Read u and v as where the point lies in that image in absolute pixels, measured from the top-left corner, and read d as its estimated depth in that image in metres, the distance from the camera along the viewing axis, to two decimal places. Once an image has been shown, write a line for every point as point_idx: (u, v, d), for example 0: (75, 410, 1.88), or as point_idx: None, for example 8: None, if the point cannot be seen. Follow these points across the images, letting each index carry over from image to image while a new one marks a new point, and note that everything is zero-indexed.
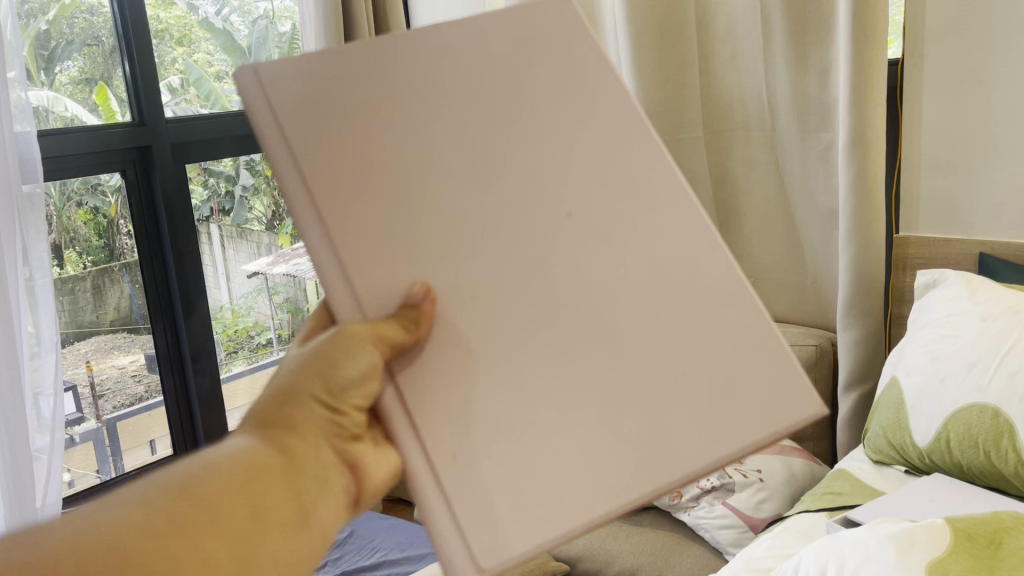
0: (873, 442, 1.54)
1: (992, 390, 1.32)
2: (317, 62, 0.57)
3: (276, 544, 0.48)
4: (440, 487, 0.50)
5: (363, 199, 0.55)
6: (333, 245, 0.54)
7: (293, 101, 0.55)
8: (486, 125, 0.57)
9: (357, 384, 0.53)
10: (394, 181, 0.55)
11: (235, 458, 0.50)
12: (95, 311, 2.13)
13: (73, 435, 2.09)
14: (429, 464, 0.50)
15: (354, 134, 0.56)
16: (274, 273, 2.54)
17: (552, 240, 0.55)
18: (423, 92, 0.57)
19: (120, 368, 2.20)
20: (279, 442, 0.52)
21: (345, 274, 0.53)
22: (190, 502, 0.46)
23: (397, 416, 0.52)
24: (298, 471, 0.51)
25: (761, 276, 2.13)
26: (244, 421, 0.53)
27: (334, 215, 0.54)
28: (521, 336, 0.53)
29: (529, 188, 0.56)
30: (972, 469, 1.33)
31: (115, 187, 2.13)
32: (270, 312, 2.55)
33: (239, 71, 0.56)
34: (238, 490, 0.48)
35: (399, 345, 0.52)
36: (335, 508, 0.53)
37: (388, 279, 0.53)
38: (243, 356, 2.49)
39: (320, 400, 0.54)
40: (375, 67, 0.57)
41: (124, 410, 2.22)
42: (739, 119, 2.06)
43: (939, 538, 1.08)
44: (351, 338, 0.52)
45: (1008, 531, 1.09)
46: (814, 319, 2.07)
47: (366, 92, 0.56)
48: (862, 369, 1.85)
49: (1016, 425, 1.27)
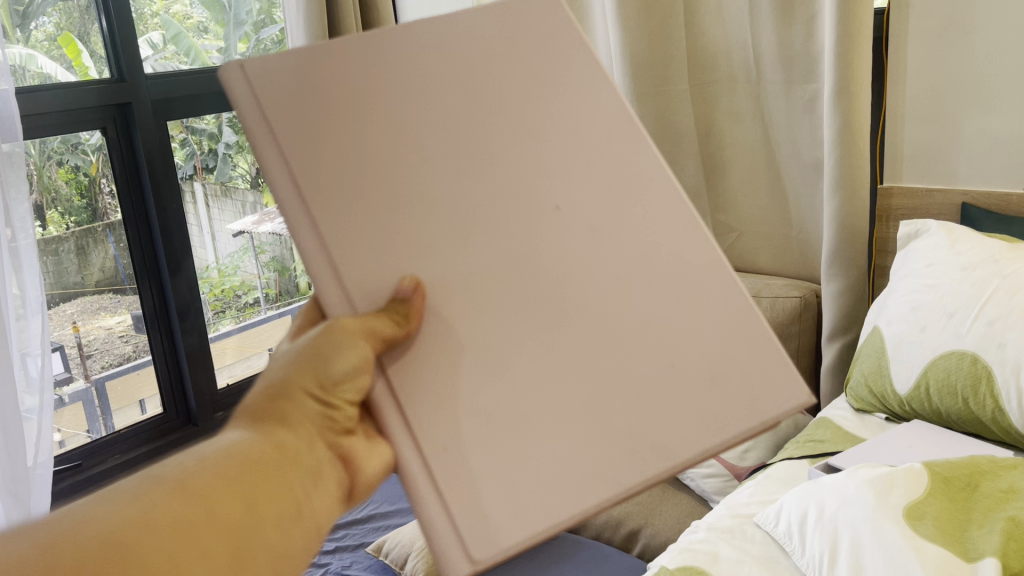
0: (855, 390, 1.56)
1: (970, 337, 1.34)
2: (307, 62, 0.59)
3: (270, 533, 0.51)
4: (429, 473, 0.53)
5: (349, 192, 0.57)
6: (323, 239, 0.56)
7: (281, 99, 0.58)
8: (478, 119, 0.61)
9: (349, 378, 0.56)
10: (386, 170, 0.58)
11: (232, 450, 0.53)
12: (81, 272, 2.12)
13: (62, 395, 2.10)
14: (420, 453, 0.53)
15: (343, 122, 0.58)
16: (260, 232, 2.53)
17: (541, 230, 0.59)
18: (415, 91, 0.60)
19: (107, 329, 2.20)
20: (274, 434, 0.55)
21: (337, 271, 0.56)
22: (188, 495, 0.49)
23: (388, 408, 0.55)
24: (292, 462, 0.54)
25: (745, 229, 2.14)
26: (238, 415, 0.57)
27: (323, 207, 0.57)
28: (513, 318, 0.57)
29: (519, 178, 0.60)
30: (950, 415, 1.37)
31: (95, 146, 2.11)
32: (257, 271, 2.54)
33: (227, 70, 0.58)
34: (229, 479, 0.51)
35: (390, 338, 0.55)
36: (327, 497, 0.57)
37: (378, 270, 0.56)
38: (230, 315, 2.49)
39: (312, 394, 0.58)
40: (367, 66, 0.60)
41: (113, 370, 2.23)
42: (724, 70, 2.04)
43: (916, 482, 1.11)
44: (342, 333, 0.55)
45: (983, 474, 1.13)
46: (798, 271, 2.09)
47: (353, 76, 0.59)
48: (844, 319, 1.87)
49: (994, 372, 1.30)
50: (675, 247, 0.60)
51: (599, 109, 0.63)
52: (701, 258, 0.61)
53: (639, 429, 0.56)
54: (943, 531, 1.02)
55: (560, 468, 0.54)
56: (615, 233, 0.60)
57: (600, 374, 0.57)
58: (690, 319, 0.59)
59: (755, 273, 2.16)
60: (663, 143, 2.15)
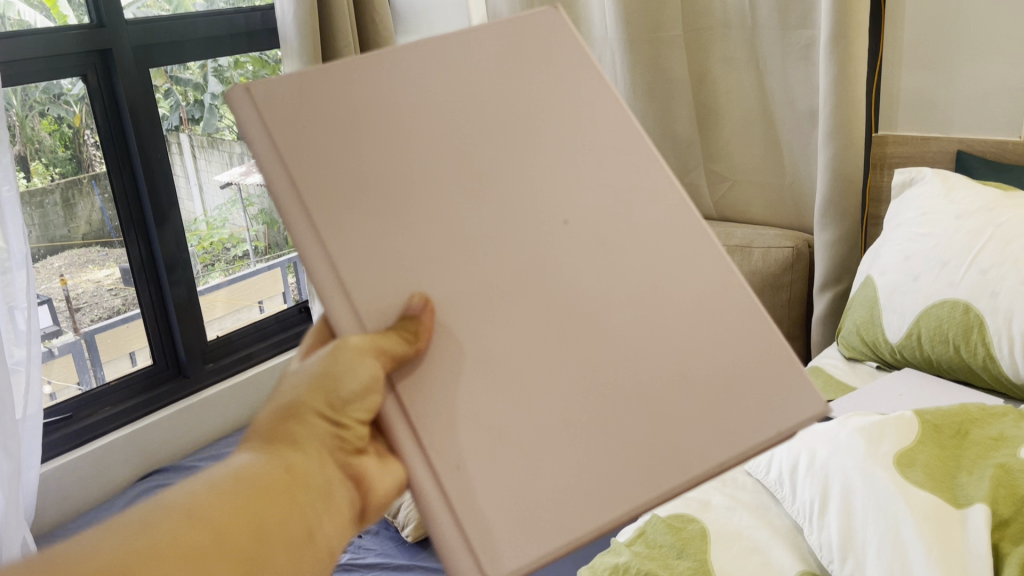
0: (846, 339, 1.56)
1: (963, 286, 1.34)
2: (308, 85, 0.63)
3: (279, 558, 0.53)
4: (439, 486, 0.56)
5: (353, 210, 0.61)
6: (329, 253, 0.60)
7: (285, 120, 0.62)
8: (482, 137, 0.65)
9: (359, 397, 0.58)
10: (385, 183, 0.62)
11: (242, 475, 0.55)
12: (67, 225, 2.09)
13: (51, 347, 2.08)
14: (430, 467, 0.57)
15: (349, 143, 0.62)
16: (247, 184, 2.50)
17: (539, 243, 0.64)
18: (416, 112, 0.64)
19: (95, 282, 2.17)
20: (284, 458, 0.57)
21: (343, 288, 0.60)
22: (196, 520, 0.50)
23: (398, 424, 0.58)
24: (303, 486, 0.56)
25: (738, 179, 2.12)
26: (250, 438, 0.58)
27: (327, 223, 0.60)
28: (504, 307, 0.61)
29: (524, 197, 0.65)
30: (941, 363, 1.37)
31: (78, 96, 2.07)
32: (245, 224, 2.52)
33: (231, 90, 0.61)
34: (240, 503, 0.53)
35: (399, 356, 0.58)
36: (340, 522, 0.58)
37: (385, 288, 0.60)
38: (220, 268, 2.46)
39: (322, 416, 0.59)
40: (372, 88, 0.64)
41: (103, 323, 2.20)
42: (719, 16, 2.00)
43: (907, 429, 1.11)
44: (353, 352, 0.58)
45: (974, 422, 1.14)
46: (790, 221, 2.08)
47: (355, 102, 0.64)
48: (837, 270, 1.86)
49: (986, 320, 1.30)
50: (662, 253, 0.65)
51: (595, 127, 0.68)
52: (695, 265, 0.66)
53: (630, 412, 0.60)
54: (932, 477, 1.03)
55: (558, 457, 0.58)
56: (606, 240, 0.65)
57: (601, 370, 0.61)
58: (678, 315, 0.64)
59: (748, 223, 2.15)
60: (656, 92, 2.13)
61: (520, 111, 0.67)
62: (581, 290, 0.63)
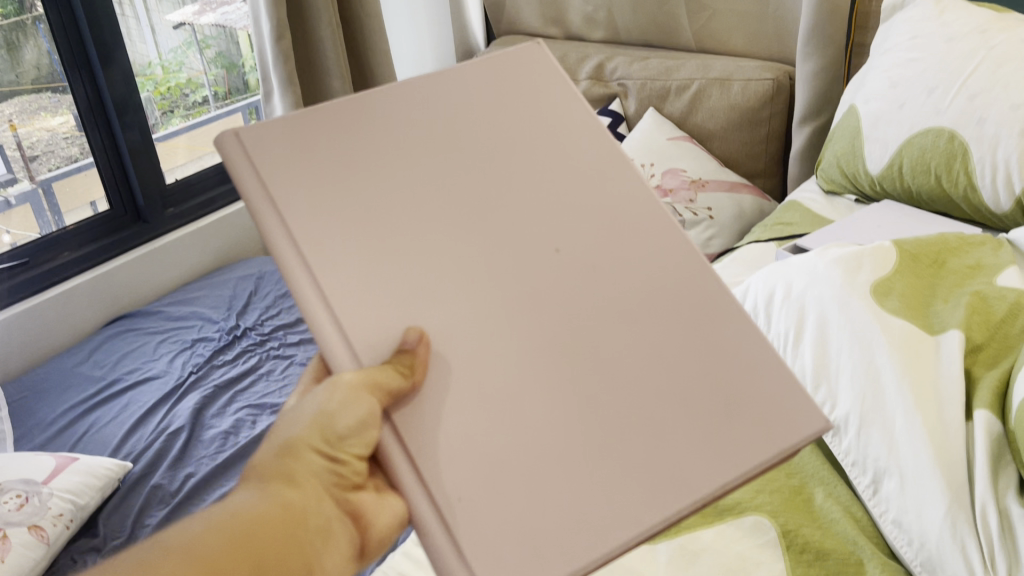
0: (826, 173, 1.54)
1: (950, 113, 1.28)
2: (299, 124, 0.64)
3: None
4: (444, 525, 0.54)
5: (348, 250, 0.60)
6: (324, 293, 0.59)
7: (273, 162, 0.61)
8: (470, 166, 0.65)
9: (355, 433, 0.57)
10: (375, 220, 0.62)
11: (238, 514, 0.55)
12: (14, 71, 1.96)
13: (8, 197, 2.01)
14: (432, 503, 0.55)
15: (340, 181, 0.62)
16: (202, 23, 2.35)
17: (539, 267, 0.63)
18: (404, 147, 0.65)
19: (49, 130, 2.07)
20: (282, 495, 0.57)
21: (340, 327, 0.58)
22: (191, 563, 0.51)
23: (397, 457, 0.57)
24: (301, 524, 0.56)
25: (716, 8, 2.02)
26: (251, 476, 0.59)
27: (323, 263, 0.59)
28: (509, 331, 0.60)
29: (515, 223, 0.64)
30: (921, 195, 1.35)
31: None
32: (202, 68, 2.39)
33: (221, 134, 0.61)
34: (236, 546, 0.53)
35: (396, 391, 0.56)
36: (340, 558, 0.58)
37: (383, 329, 0.59)
38: (179, 115, 2.35)
39: (320, 452, 0.59)
40: (363, 130, 0.65)
41: (60, 172, 2.12)
42: None
43: (886, 257, 1.09)
44: (348, 387, 0.56)
45: (951, 252, 1.13)
46: (771, 52, 1.98)
47: (344, 139, 0.64)
48: (818, 103, 1.80)
49: (970, 148, 1.25)
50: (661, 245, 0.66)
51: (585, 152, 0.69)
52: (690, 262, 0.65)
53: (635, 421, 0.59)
54: (908, 305, 1.01)
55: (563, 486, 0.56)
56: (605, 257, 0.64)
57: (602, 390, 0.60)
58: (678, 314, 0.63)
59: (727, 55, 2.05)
60: None
61: (499, 136, 0.67)
62: (563, 303, 0.62)
